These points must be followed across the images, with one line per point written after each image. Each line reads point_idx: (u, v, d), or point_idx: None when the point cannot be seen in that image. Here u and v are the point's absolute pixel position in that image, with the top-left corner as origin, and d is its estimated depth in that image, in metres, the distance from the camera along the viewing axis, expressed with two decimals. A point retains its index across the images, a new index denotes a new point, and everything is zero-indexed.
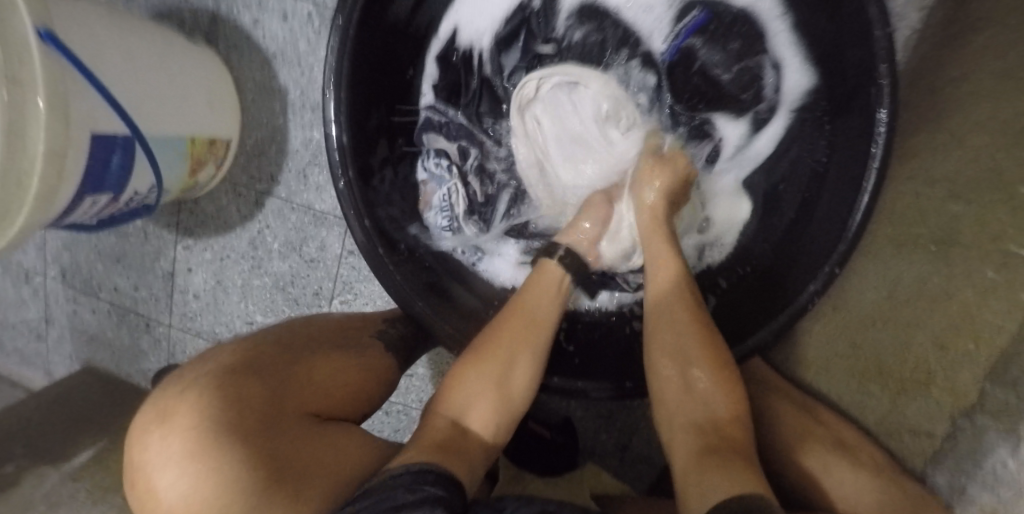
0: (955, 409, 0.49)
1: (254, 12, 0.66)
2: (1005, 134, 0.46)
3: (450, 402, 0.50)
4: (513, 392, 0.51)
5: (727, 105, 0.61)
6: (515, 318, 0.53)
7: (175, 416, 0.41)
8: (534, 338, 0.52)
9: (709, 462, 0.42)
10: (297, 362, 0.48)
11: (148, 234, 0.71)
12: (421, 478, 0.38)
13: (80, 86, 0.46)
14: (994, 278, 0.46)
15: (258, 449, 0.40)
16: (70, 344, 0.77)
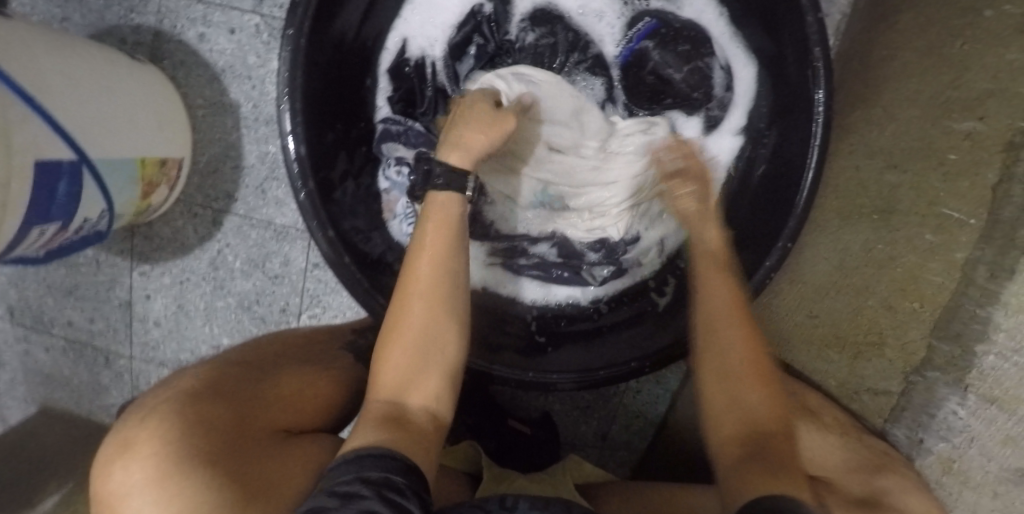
0: (907, 367, 0.53)
1: (198, 28, 0.65)
2: (931, 106, 0.52)
3: (385, 384, 0.46)
4: (443, 358, 0.47)
5: (682, 106, 0.63)
6: (423, 277, 0.47)
7: (135, 445, 0.39)
8: (440, 290, 0.47)
9: (748, 460, 0.40)
10: (260, 380, 0.49)
11: (101, 263, 0.69)
12: (361, 464, 0.37)
13: (19, 113, 0.45)
14: (932, 240, 0.51)
15: (227, 468, 0.39)
16: (20, 385, 0.73)
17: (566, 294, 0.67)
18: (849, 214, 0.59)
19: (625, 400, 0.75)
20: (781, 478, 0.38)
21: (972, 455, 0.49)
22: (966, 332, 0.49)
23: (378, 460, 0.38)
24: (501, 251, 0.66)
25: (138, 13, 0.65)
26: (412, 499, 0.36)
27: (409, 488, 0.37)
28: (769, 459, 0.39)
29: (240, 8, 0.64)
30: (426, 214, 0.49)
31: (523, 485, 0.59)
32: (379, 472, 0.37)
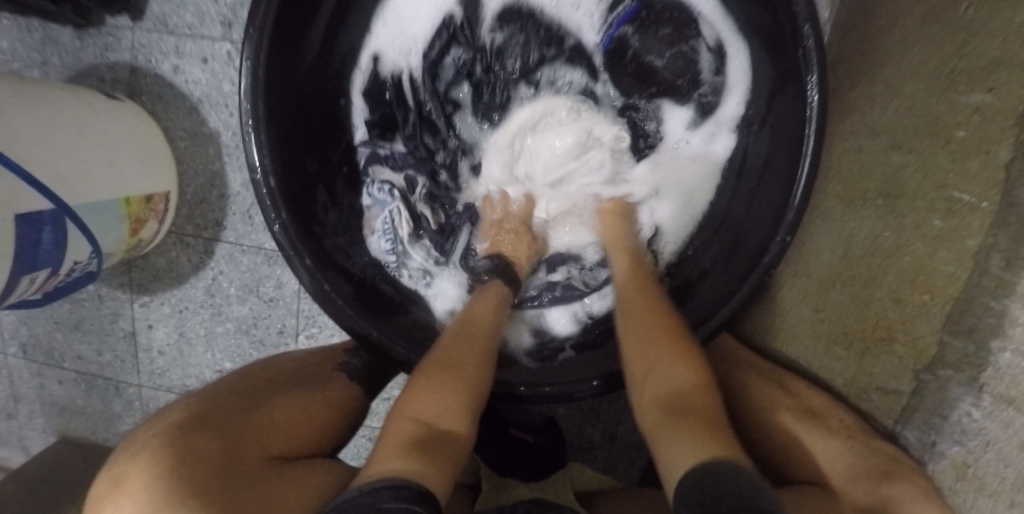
0: (918, 365, 0.50)
1: (172, 60, 0.64)
2: (937, 78, 0.48)
3: (416, 408, 0.44)
4: (475, 392, 0.47)
5: (670, 95, 0.60)
6: (480, 325, 0.52)
7: (126, 482, 0.37)
8: (487, 344, 0.51)
9: (681, 424, 0.41)
10: (254, 406, 0.45)
11: (103, 297, 0.70)
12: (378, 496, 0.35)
13: None
14: (942, 226, 0.48)
15: (216, 499, 0.36)
16: (41, 417, 0.76)
17: (562, 317, 0.64)
18: (854, 200, 0.56)
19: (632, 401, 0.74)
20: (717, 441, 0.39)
21: (989, 460, 0.44)
22: (980, 326, 0.45)
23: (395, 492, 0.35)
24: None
25: (113, 51, 0.65)
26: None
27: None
28: (689, 421, 0.41)
29: (211, 36, 0.63)
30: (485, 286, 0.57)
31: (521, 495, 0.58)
32: (395, 503, 0.34)
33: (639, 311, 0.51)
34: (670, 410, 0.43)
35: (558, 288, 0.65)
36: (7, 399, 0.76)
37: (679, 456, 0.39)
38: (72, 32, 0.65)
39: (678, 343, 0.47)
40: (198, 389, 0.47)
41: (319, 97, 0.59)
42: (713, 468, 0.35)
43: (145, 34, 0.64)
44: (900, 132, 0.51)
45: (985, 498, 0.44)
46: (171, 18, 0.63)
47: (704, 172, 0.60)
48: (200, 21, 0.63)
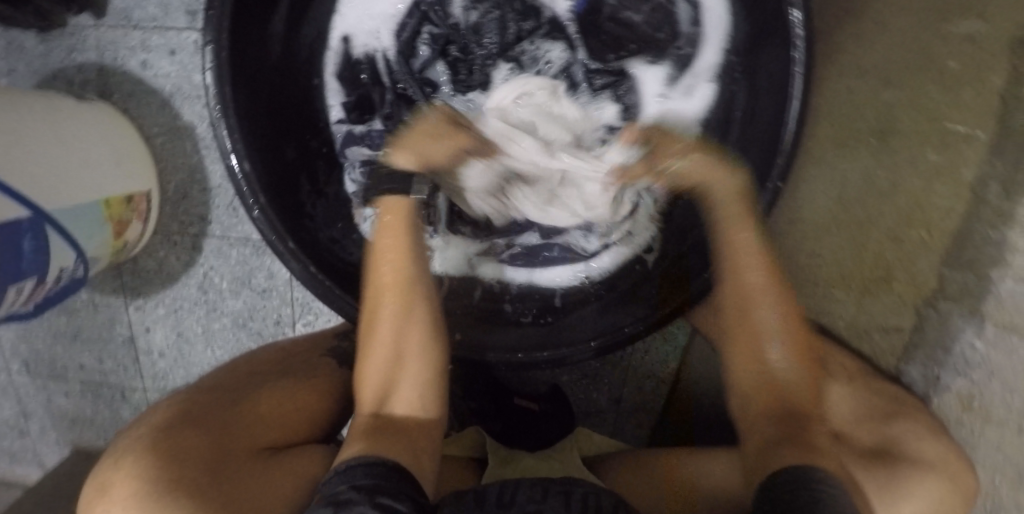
0: (918, 299, 0.49)
1: (139, 56, 0.62)
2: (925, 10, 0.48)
3: (367, 400, 0.49)
4: (417, 362, 0.50)
5: (650, 51, 0.57)
6: (387, 284, 0.50)
7: (113, 488, 0.38)
8: (410, 299, 0.50)
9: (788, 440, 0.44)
10: (239, 397, 0.45)
11: (97, 304, 0.69)
12: (354, 474, 0.40)
13: None
14: (937, 160, 0.48)
15: (199, 499, 0.37)
16: (53, 432, 0.75)
17: (557, 277, 0.64)
18: (845, 140, 0.53)
19: (635, 360, 0.74)
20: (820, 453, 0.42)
21: (994, 391, 0.43)
22: (981, 259, 0.45)
23: (370, 468, 0.40)
24: (483, 248, 0.64)
25: (79, 53, 0.63)
26: (406, 501, 0.38)
27: (403, 490, 0.39)
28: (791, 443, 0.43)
29: (177, 27, 0.61)
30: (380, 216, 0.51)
31: (532, 470, 0.58)
32: (367, 478, 0.39)
33: (743, 309, 0.50)
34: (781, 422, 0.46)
35: (554, 251, 0.64)
36: (15, 415, 0.75)
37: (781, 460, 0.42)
38: (36, 36, 0.63)
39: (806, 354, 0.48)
40: (181, 387, 0.47)
41: (293, 85, 0.58)
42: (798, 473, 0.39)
43: (109, 31, 0.62)
44: (886, 67, 0.51)
45: (993, 427, 0.43)
46: (134, 11, 0.61)
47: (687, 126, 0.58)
48: (164, 13, 0.61)
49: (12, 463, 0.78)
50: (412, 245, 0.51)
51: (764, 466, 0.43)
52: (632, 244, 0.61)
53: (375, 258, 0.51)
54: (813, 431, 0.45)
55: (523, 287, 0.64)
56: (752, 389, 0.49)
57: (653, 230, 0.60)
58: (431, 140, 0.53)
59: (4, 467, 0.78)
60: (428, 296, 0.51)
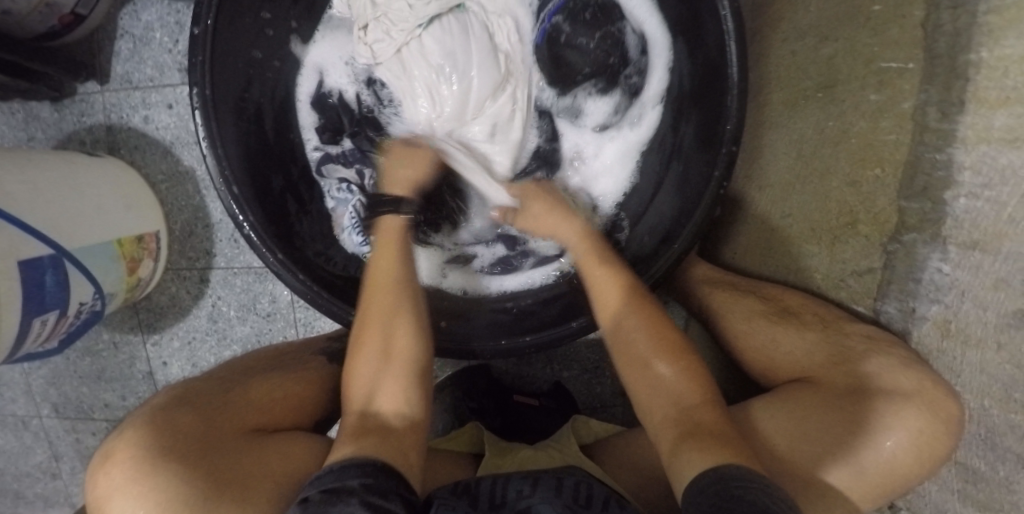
0: (884, 237, 0.49)
1: (142, 112, 0.69)
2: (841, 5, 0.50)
3: (356, 398, 0.48)
4: (399, 359, 0.49)
5: (601, 78, 0.62)
6: (380, 286, 0.52)
7: (114, 454, 0.40)
8: (397, 302, 0.51)
9: (686, 444, 0.40)
10: (232, 387, 0.48)
11: (118, 343, 0.73)
12: (344, 473, 0.37)
13: None
14: (876, 98, 0.49)
15: (196, 464, 0.39)
16: (82, 472, 0.77)
17: (534, 272, 0.66)
18: (795, 101, 0.54)
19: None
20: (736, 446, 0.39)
21: (968, 310, 0.43)
22: (933, 182, 0.45)
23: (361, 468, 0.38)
24: (453, 255, 0.67)
25: (89, 116, 0.69)
26: (394, 500, 0.36)
27: (394, 489, 0.37)
28: (702, 440, 0.40)
29: (172, 84, 0.68)
30: (377, 237, 0.55)
31: (533, 461, 0.57)
32: (357, 478, 0.37)
33: (637, 316, 0.49)
34: (677, 432, 0.42)
35: (527, 257, 0.67)
36: (48, 459, 0.77)
37: (693, 461, 0.38)
38: (50, 106, 0.70)
39: (670, 345, 0.47)
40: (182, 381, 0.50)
41: (263, 125, 0.61)
42: (724, 470, 0.36)
43: (114, 94, 0.69)
44: (823, 23, 0.52)
45: (973, 351, 0.43)
46: (134, 75, 0.68)
47: (631, 149, 0.63)
48: (160, 73, 0.68)
49: (45, 506, 0.79)
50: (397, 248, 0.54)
51: (676, 469, 0.40)
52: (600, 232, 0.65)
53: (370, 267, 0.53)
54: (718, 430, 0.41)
55: (498, 294, 0.66)
56: (676, 401, 0.44)
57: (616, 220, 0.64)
58: (415, 169, 0.59)
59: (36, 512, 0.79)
60: (408, 296, 0.52)
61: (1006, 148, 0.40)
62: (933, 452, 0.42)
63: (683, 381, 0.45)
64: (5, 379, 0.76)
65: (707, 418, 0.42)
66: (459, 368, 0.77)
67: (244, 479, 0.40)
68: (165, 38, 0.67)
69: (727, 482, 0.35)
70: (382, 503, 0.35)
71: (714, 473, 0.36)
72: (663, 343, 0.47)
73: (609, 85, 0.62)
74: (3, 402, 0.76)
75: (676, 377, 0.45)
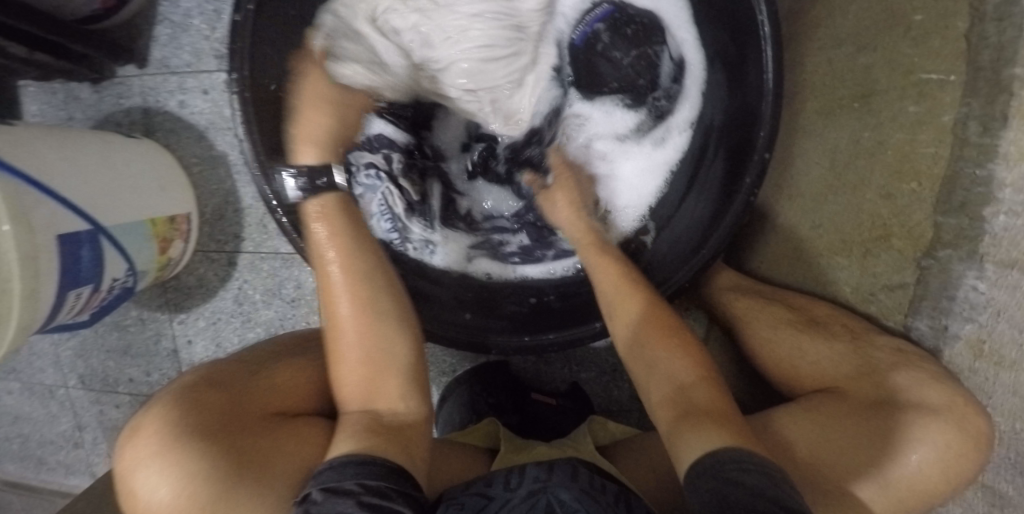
0: (917, 252, 0.48)
1: (178, 97, 0.70)
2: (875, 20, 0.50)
3: (350, 400, 0.48)
4: (388, 356, 0.49)
5: (629, 94, 0.63)
6: (336, 288, 0.50)
7: (140, 428, 0.40)
8: (359, 296, 0.50)
9: (685, 427, 0.42)
10: (257, 369, 0.48)
11: (145, 320, 0.75)
12: (344, 471, 0.38)
13: (35, 197, 0.51)
14: (916, 111, 0.48)
15: (219, 443, 0.39)
16: (104, 443, 0.78)
17: (556, 266, 0.68)
18: (830, 109, 0.54)
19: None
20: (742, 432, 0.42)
21: (1003, 330, 0.44)
22: (971, 198, 0.44)
23: (362, 468, 0.39)
24: (477, 242, 0.69)
25: (126, 99, 0.70)
26: (397, 499, 0.37)
27: (395, 489, 0.38)
28: (704, 423, 0.41)
29: (208, 70, 0.68)
30: (310, 228, 0.51)
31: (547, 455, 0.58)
32: (354, 479, 0.38)
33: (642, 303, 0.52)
34: (676, 416, 0.44)
35: (549, 249, 0.69)
36: (72, 429, 0.79)
37: (688, 449, 0.40)
38: (89, 87, 0.70)
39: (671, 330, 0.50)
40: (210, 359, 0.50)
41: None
42: (722, 454, 0.37)
43: (151, 78, 0.69)
44: (862, 31, 0.51)
45: (1008, 372, 0.44)
46: (172, 60, 0.69)
47: (654, 165, 0.65)
48: (197, 59, 0.68)
49: (66, 474, 0.80)
50: (351, 239, 0.51)
51: (673, 453, 0.41)
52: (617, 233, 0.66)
53: (320, 267, 0.50)
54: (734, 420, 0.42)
55: (516, 283, 0.68)
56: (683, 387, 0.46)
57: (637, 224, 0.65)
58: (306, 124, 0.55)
59: (56, 481, 0.81)
60: (376, 287, 0.50)
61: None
62: (957, 469, 0.41)
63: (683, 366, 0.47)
64: (35, 349, 0.78)
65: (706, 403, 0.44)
66: (477, 363, 0.78)
67: (263, 461, 0.39)
68: (203, 25, 0.68)
69: (729, 463, 0.36)
70: (383, 502, 0.36)
71: (712, 457, 0.37)
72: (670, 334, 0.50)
73: (641, 102, 0.63)
74: (31, 372, 0.78)
75: (677, 362, 0.48)
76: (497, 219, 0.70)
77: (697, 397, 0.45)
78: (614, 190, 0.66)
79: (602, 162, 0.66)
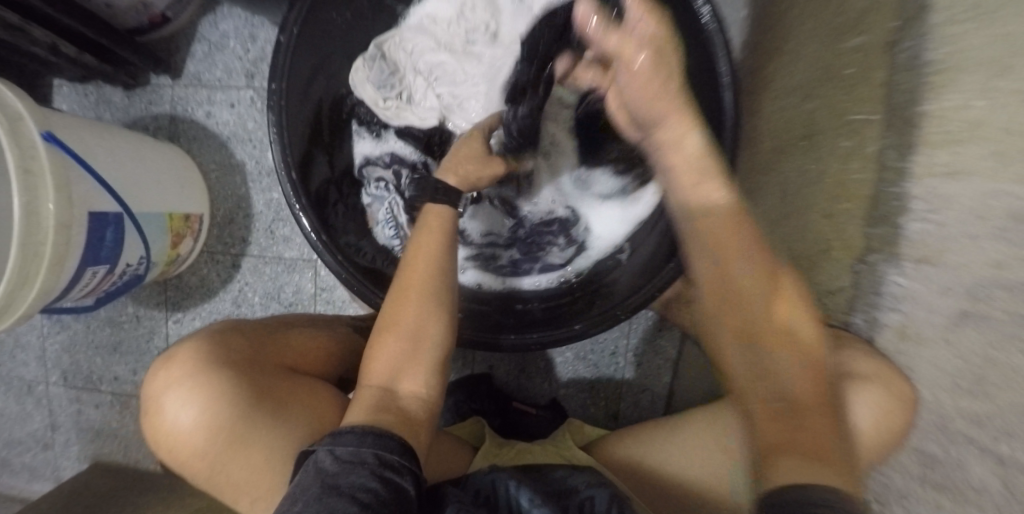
0: (853, 259, 0.56)
1: (206, 108, 0.77)
2: (817, 74, 0.62)
3: (377, 375, 0.50)
4: (427, 347, 0.52)
5: (620, 163, 0.73)
6: (416, 277, 0.53)
7: (176, 356, 0.44)
8: (426, 289, 0.53)
9: (787, 448, 0.40)
10: (276, 330, 0.52)
11: (140, 317, 0.77)
12: (362, 440, 0.41)
13: (77, 173, 0.56)
14: (847, 145, 0.57)
15: (249, 377, 0.43)
16: (76, 445, 0.78)
17: (540, 281, 0.75)
18: (786, 146, 0.67)
19: (627, 375, 0.84)
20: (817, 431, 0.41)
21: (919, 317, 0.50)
22: (892, 211, 0.51)
23: (378, 440, 0.41)
24: (472, 253, 0.76)
25: (156, 105, 0.77)
26: (406, 478, 0.41)
27: (407, 466, 0.41)
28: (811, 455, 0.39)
29: (237, 86, 0.76)
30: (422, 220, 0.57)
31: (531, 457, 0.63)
32: (370, 452, 0.41)
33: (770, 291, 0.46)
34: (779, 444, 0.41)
35: (536, 263, 0.76)
36: (44, 429, 0.78)
37: (784, 472, 0.39)
38: (122, 91, 0.77)
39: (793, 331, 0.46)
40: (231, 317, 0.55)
41: (319, 122, 0.69)
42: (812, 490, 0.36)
43: (183, 89, 0.77)
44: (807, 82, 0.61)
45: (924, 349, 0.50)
46: (204, 74, 0.76)
47: (632, 215, 0.73)
48: (227, 76, 0.76)
49: (29, 479, 0.79)
50: (444, 243, 0.55)
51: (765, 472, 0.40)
52: (594, 257, 0.74)
53: (410, 256, 0.54)
54: (816, 418, 0.41)
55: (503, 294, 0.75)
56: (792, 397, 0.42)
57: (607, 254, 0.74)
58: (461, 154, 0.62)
59: (18, 484, 0.79)
60: (444, 291, 0.53)
61: (944, 179, 0.46)
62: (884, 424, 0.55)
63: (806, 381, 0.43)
64: (21, 341, 0.77)
65: (819, 434, 0.40)
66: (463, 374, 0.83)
67: (281, 398, 0.44)
68: (238, 47, 0.75)
69: (812, 494, 0.36)
70: (394, 479, 0.40)
71: (799, 490, 0.37)
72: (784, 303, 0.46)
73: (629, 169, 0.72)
74: (12, 366, 0.77)
75: (797, 373, 0.43)
76: (487, 234, 0.76)
77: (775, 378, 0.44)
78: (592, 227, 0.75)
79: (586, 197, 0.75)
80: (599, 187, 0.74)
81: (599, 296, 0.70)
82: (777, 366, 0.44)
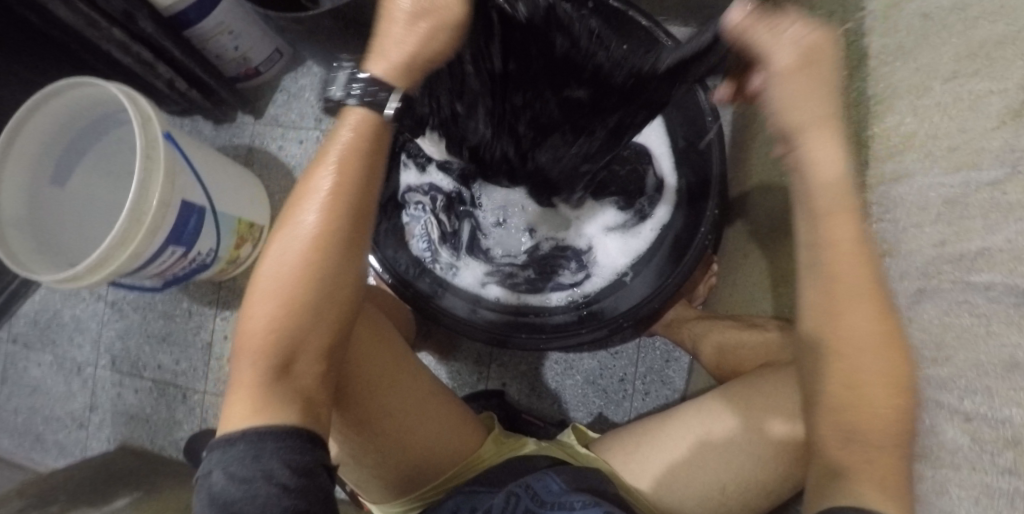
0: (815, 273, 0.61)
1: (279, 142, 0.92)
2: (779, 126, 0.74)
3: (253, 342, 0.45)
4: (324, 316, 0.46)
5: (622, 197, 0.83)
6: (314, 222, 0.45)
7: None
8: (325, 241, 0.45)
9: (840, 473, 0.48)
10: None
11: (192, 312, 0.85)
12: (261, 448, 0.41)
13: (180, 167, 0.68)
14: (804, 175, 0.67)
15: None
16: (109, 427, 0.84)
17: (553, 301, 0.83)
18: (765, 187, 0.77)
19: (635, 403, 0.86)
20: (889, 452, 0.45)
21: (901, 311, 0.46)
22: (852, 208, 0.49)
23: (277, 448, 0.41)
24: (494, 268, 0.85)
25: (238, 138, 0.93)
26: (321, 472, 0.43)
27: (318, 462, 0.43)
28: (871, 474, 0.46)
29: (308, 127, 0.92)
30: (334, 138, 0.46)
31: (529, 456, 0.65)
32: (275, 460, 0.41)
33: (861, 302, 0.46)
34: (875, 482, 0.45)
35: (549, 283, 0.84)
36: (83, 408, 0.84)
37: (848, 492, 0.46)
38: (213, 125, 0.94)
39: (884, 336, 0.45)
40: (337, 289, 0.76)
41: None
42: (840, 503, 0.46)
43: (262, 127, 0.93)
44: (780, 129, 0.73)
45: None
46: (282, 116, 0.93)
47: (633, 246, 0.82)
48: (301, 118, 0.92)
49: (57, 457, 0.83)
50: (357, 181, 0.45)
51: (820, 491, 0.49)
52: (604, 277, 0.82)
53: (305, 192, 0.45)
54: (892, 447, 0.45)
55: (516, 305, 0.82)
56: (856, 419, 0.48)
57: (612, 279, 0.82)
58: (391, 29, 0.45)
59: (47, 463, 0.84)
60: (352, 263, 0.47)
61: (893, 184, 0.44)
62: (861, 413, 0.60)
63: (885, 411, 0.46)
64: (81, 325, 0.86)
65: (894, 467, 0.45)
66: (476, 389, 0.89)
67: None
68: (312, 97, 0.92)
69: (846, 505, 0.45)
70: (302, 483, 0.41)
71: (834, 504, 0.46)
72: (885, 348, 0.45)
73: (628, 205, 0.83)
74: (68, 347, 0.86)
75: (882, 405, 0.46)
76: (511, 253, 0.86)
77: (837, 395, 0.49)
78: (597, 255, 0.84)
79: (597, 226, 0.84)
80: (607, 219, 0.84)
81: (598, 313, 0.78)
82: (853, 397, 0.48)
